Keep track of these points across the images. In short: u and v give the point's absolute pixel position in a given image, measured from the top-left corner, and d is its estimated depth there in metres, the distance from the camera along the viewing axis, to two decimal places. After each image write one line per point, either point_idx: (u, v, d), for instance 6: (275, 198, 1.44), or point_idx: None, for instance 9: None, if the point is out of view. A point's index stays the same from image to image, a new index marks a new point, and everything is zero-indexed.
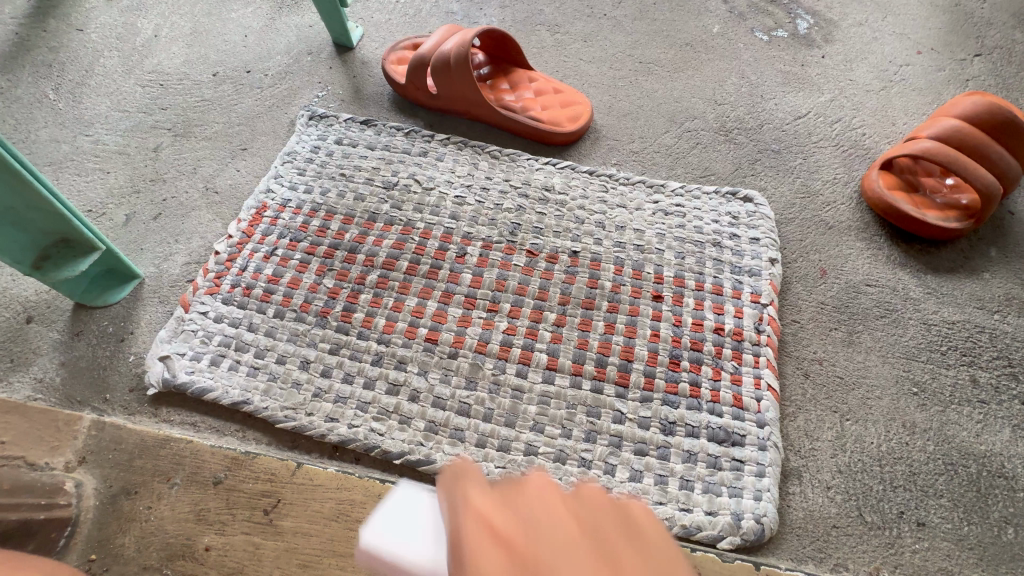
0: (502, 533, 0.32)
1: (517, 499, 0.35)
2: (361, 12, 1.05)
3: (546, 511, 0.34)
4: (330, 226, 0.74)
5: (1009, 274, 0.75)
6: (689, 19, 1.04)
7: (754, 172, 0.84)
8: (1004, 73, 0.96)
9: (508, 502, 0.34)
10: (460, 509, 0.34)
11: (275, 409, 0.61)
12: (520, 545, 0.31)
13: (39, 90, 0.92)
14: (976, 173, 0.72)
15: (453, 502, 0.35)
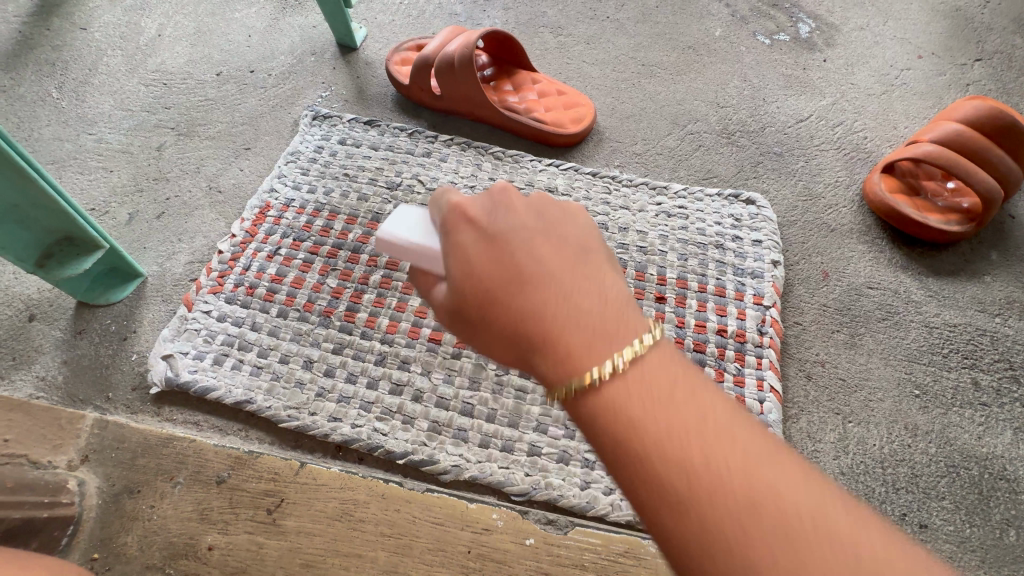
0: (480, 220, 0.34)
1: (492, 205, 0.35)
2: (364, 13, 1.05)
3: (519, 221, 0.34)
4: (333, 226, 0.74)
5: (1010, 278, 0.75)
6: (692, 23, 1.05)
7: (756, 175, 0.85)
8: (1005, 78, 0.96)
9: (485, 206, 0.35)
10: (455, 231, 0.35)
11: (278, 408, 0.60)
12: (491, 229, 0.34)
13: (41, 89, 0.92)
14: (977, 176, 0.73)
15: (446, 221, 0.35)
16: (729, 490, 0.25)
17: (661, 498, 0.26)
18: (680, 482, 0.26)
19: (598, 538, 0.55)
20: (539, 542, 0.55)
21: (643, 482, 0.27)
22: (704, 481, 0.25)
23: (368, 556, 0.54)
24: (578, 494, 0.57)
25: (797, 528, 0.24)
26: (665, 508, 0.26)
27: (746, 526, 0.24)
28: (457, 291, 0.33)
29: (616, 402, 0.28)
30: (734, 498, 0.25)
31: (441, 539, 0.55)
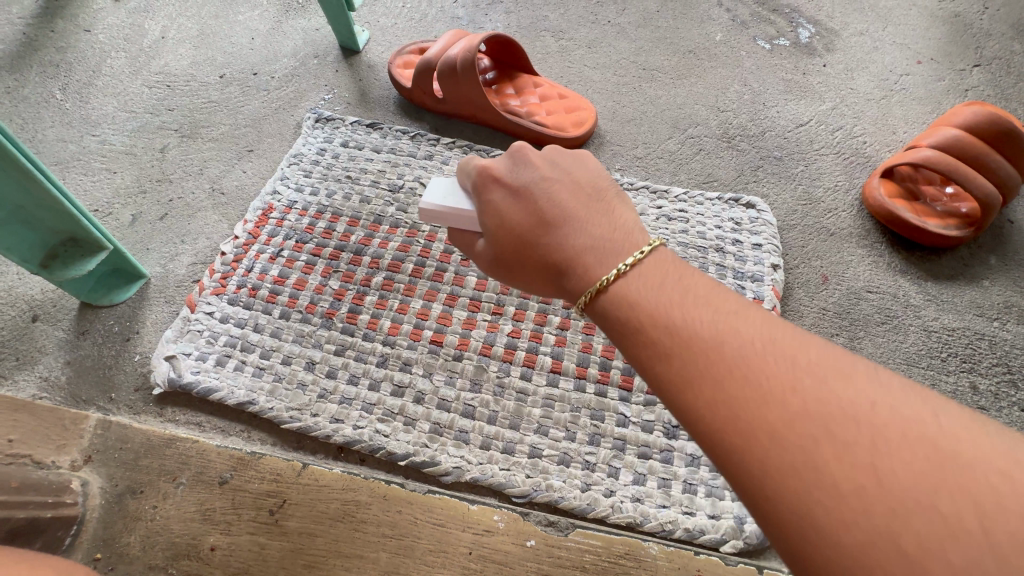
0: (507, 179, 0.46)
1: (516, 165, 0.47)
2: (367, 16, 1.06)
3: (539, 175, 0.46)
4: (336, 228, 0.75)
5: (1008, 282, 0.76)
6: (692, 27, 1.05)
7: (756, 179, 0.85)
8: (1003, 84, 0.97)
9: (511, 168, 0.47)
10: (489, 193, 0.47)
11: (280, 409, 0.61)
12: (517, 185, 0.45)
13: (45, 90, 0.92)
14: (976, 181, 0.73)
15: (480, 187, 0.48)
16: (722, 346, 0.31)
17: (670, 364, 0.32)
18: (682, 346, 0.32)
19: (598, 539, 0.55)
20: (539, 543, 0.55)
21: (653, 354, 0.33)
22: (701, 341, 0.32)
23: (369, 557, 0.54)
24: (578, 496, 0.57)
25: (781, 369, 0.29)
26: (673, 371, 0.32)
27: (739, 370, 0.30)
28: (497, 239, 0.46)
29: (623, 293, 0.37)
30: (726, 350, 0.31)
31: (442, 540, 0.55)
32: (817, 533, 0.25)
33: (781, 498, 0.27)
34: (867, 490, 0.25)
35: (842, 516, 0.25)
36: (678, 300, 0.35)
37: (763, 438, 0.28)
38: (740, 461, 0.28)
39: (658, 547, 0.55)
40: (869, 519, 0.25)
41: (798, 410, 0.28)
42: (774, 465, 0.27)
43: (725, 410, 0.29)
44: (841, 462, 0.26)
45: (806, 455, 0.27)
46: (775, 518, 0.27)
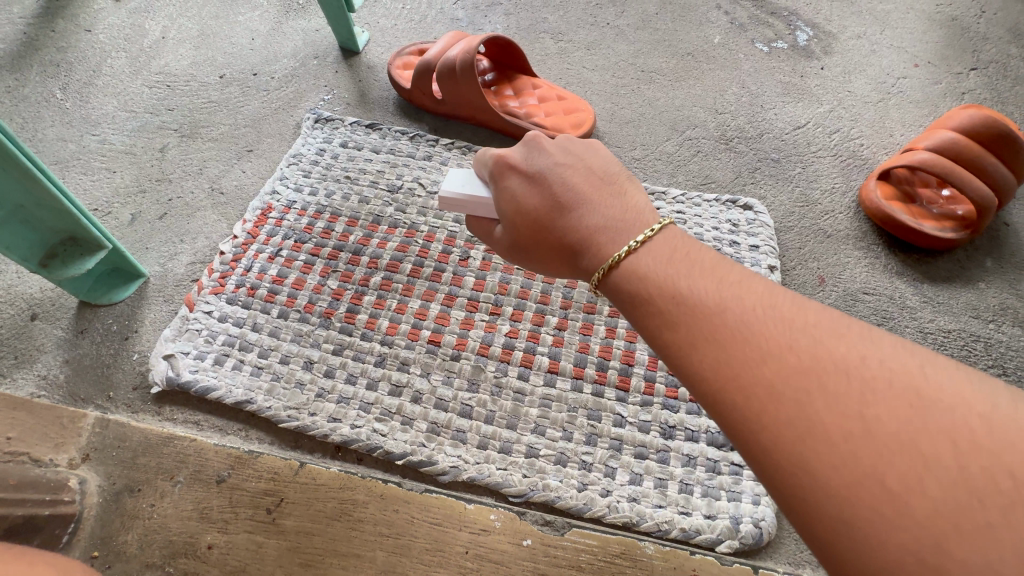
0: (521, 164, 0.48)
1: (530, 152, 0.48)
2: (367, 17, 1.06)
3: (552, 160, 0.47)
4: (334, 228, 0.75)
5: (1004, 284, 0.76)
6: (691, 30, 1.06)
7: (754, 180, 0.86)
8: (1000, 87, 0.98)
9: (524, 154, 0.48)
10: (503, 178, 0.48)
11: (278, 408, 0.61)
12: (530, 170, 0.47)
13: (46, 90, 0.92)
14: (972, 184, 0.73)
15: (495, 172, 0.49)
16: (724, 311, 0.32)
17: (673, 331, 0.33)
18: (687, 313, 0.33)
19: (595, 539, 0.55)
20: (536, 543, 0.55)
21: (658, 323, 0.34)
22: (704, 307, 0.33)
23: (366, 556, 0.54)
24: (575, 496, 0.57)
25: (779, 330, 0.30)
26: (675, 336, 0.33)
27: (740, 332, 0.31)
28: (511, 221, 0.47)
29: (632, 266, 0.38)
30: (728, 315, 0.32)
31: (439, 539, 0.55)
32: (811, 480, 0.26)
33: (777, 451, 0.27)
34: (859, 439, 0.26)
35: (835, 465, 0.26)
36: (683, 270, 0.36)
37: (761, 395, 0.29)
38: (738, 419, 0.29)
39: (654, 547, 0.55)
40: (859, 466, 0.26)
41: (796, 366, 0.29)
42: (772, 420, 0.28)
43: (725, 370, 0.30)
44: (834, 413, 0.27)
45: (802, 408, 0.28)
46: (771, 471, 0.28)
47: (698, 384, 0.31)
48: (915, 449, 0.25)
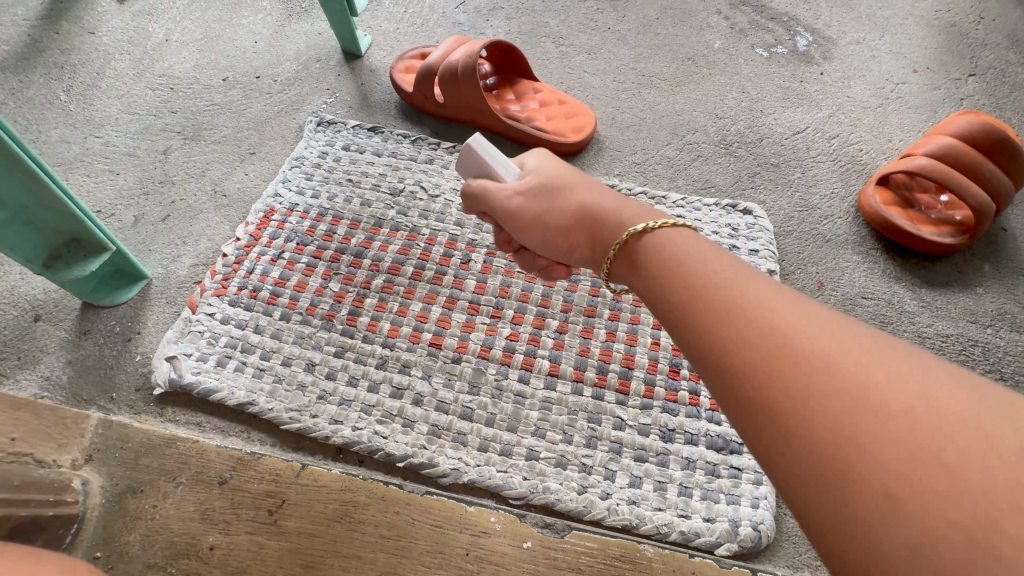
0: (560, 159, 0.52)
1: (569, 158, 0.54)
2: (369, 21, 1.07)
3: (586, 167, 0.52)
4: (336, 231, 0.75)
5: (1002, 290, 0.77)
6: (691, 35, 1.06)
7: (754, 185, 0.86)
8: (998, 93, 0.98)
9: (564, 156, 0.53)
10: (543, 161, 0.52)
11: (280, 410, 0.61)
12: (566, 164, 0.51)
13: (50, 92, 0.93)
14: (970, 191, 0.74)
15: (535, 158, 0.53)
16: (760, 289, 0.32)
17: (703, 304, 0.33)
18: (719, 288, 0.33)
19: (594, 542, 0.56)
20: (536, 545, 0.55)
21: (686, 298, 0.34)
22: (738, 285, 0.33)
23: (367, 557, 0.54)
24: (575, 498, 0.57)
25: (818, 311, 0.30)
26: (704, 308, 0.33)
27: (776, 307, 0.30)
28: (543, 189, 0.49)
29: (657, 249, 0.39)
30: (763, 292, 0.32)
31: (439, 541, 0.55)
32: (855, 449, 0.24)
33: (816, 419, 0.25)
34: (910, 408, 0.24)
35: (884, 432, 0.24)
36: (713, 254, 0.36)
37: (799, 362, 0.27)
38: (772, 387, 0.27)
39: (654, 549, 0.55)
40: (912, 436, 0.23)
41: (839, 340, 0.28)
42: (811, 387, 0.26)
43: (760, 339, 0.29)
44: (883, 384, 0.25)
45: (846, 375, 0.26)
46: (807, 441, 0.25)
47: (728, 353, 0.30)
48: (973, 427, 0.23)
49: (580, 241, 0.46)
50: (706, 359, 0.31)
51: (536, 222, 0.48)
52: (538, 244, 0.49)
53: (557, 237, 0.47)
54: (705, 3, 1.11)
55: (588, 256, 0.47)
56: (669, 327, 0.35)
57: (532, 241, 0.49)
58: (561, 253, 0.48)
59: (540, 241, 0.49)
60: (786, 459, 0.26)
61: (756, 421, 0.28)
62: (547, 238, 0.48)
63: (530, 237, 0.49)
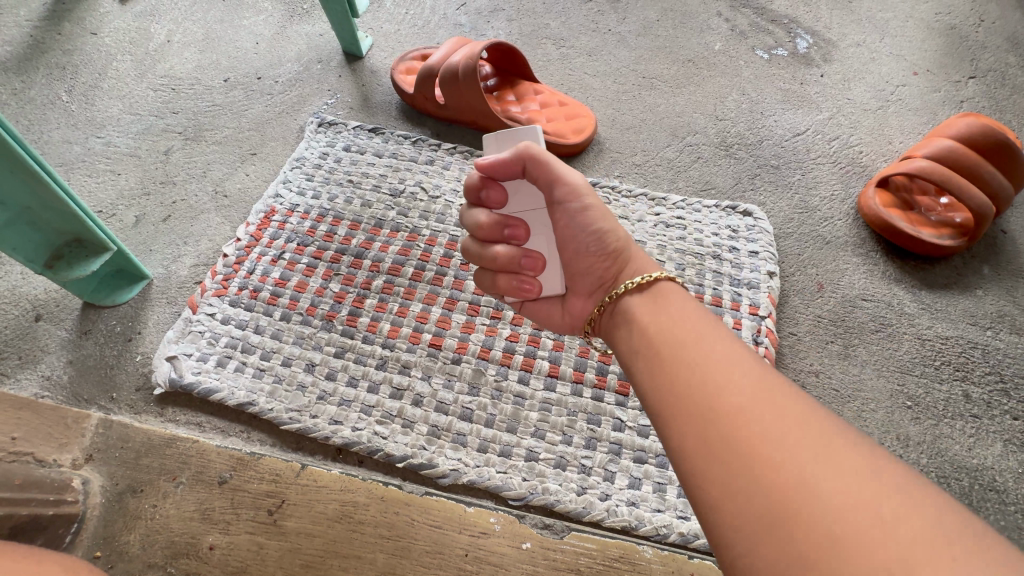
0: None
1: None
2: (370, 22, 1.07)
3: None
4: (337, 232, 0.75)
5: (1001, 292, 0.77)
6: (691, 37, 1.07)
7: (754, 187, 0.86)
8: (998, 95, 0.98)
9: None
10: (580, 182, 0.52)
11: (280, 410, 0.61)
12: None
13: (52, 92, 0.93)
14: (969, 193, 0.74)
15: None
16: (736, 356, 0.38)
17: (686, 361, 0.38)
18: (701, 349, 0.39)
19: (593, 543, 0.56)
20: (535, 546, 0.55)
21: (672, 351, 0.40)
22: (719, 349, 0.38)
23: (366, 558, 0.54)
24: (574, 500, 0.57)
25: (782, 381, 0.36)
26: (687, 365, 0.38)
27: (750, 373, 0.36)
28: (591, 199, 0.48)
29: (649, 302, 0.44)
30: (739, 358, 0.38)
31: (439, 542, 0.55)
32: (805, 496, 0.29)
33: (774, 469, 0.31)
34: (851, 470, 0.30)
35: (830, 484, 0.29)
36: (696, 316, 0.42)
37: (765, 421, 0.33)
38: (739, 439, 0.33)
39: (653, 551, 0.55)
40: (851, 489, 0.29)
41: (799, 409, 0.33)
42: (773, 442, 0.32)
43: (732, 398, 0.35)
44: (831, 448, 0.31)
45: (804, 438, 0.32)
46: (762, 488, 0.31)
47: (704, 405, 0.35)
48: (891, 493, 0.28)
49: (610, 262, 0.48)
50: (680, 408, 0.36)
51: (598, 222, 0.48)
52: (571, 241, 0.49)
53: (599, 246, 0.48)
54: (705, 6, 1.11)
55: (601, 278, 0.48)
56: (647, 376, 0.40)
57: (571, 235, 0.48)
58: (588, 262, 0.48)
59: (582, 239, 0.48)
60: (739, 501, 0.31)
61: (718, 466, 0.33)
62: (592, 240, 0.48)
63: (577, 229, 0.48)
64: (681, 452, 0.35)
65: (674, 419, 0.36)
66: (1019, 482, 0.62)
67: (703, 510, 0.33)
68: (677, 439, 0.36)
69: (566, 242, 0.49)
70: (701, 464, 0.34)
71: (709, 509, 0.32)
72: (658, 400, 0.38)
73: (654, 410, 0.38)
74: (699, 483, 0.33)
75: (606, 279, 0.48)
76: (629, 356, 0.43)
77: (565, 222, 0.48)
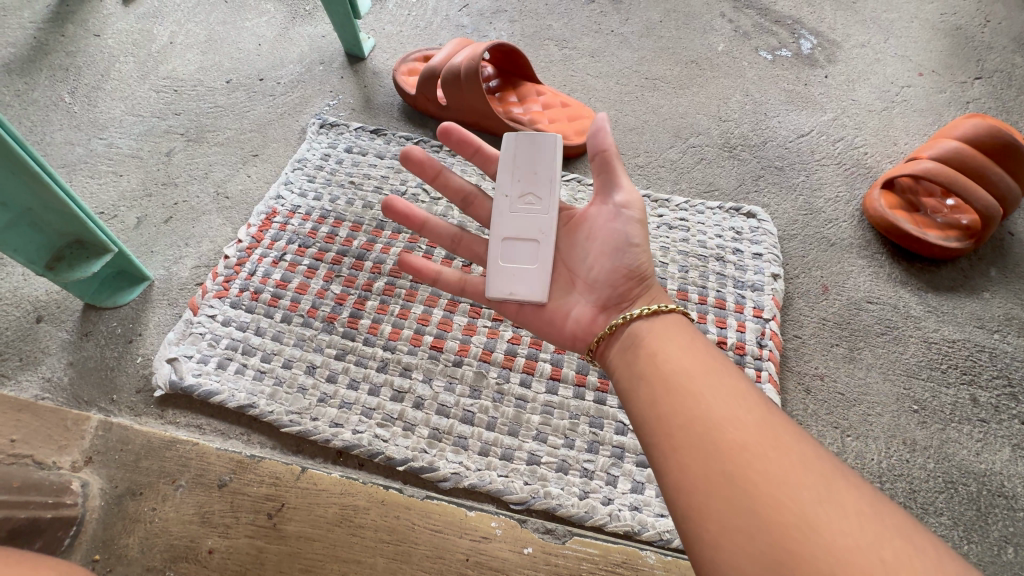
0: None
1: None
2: (373, 23, 1.07)
3: None
4: (338, 233, 0.75)
5: (1009, 295, 0.76)
6: (694, 38, 1.06)
7: (758, 189, 0.86)
8: (1004, 96, 0.97)
9: None
10: None
11: (281, 413, 0.61)
12: None
13: (55, 94, 0.93)
14: (976, 194, 0.73)
15: None
16: (742, 392, 0.38)
17: (692, 391, 0.38)
18: (707, 381, 0.39)
19: (596, 548, 0.55)
20: (537, 551, 0.55)
21: (677, 379, 0.40)
22: (725, 384, 0.39)
23: (366, 562, 0.54)
24: (576, 504, 0.57)
25: (784, 421, 0.36)
26: (692, 396, 0.38)
27: (751, 407, 0.37)
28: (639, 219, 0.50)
29: (658, 332, 0.45)
30: (740, 391, 0.38)
31: (439, 546, 0.55)
32: (807, 536, 0.30)
33: (776, 507, 0.31)
34: (853, 514, 0.30)
35: (832, 526, 0.30)
36: (696, 347, 0.43)
37: (769, 459, 0.33)
38: (741, 475, 0.33)
39: (656, 556, 0.55)
40: (854, 533, 0.29)
41: (803, 450, 0.34)
42: (776, 481, 0.32)
43: (737, 433, 0.35)
44: (833, 491, 0.32)
45: (806, 478, 0.32)
46: (764, 525, 0.31)
47: (707, 438, 0.35)
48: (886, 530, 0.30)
49: (633, 283, 0.48)
50: (681, 437, 0.36)
51: (638, 238, 0.49)
52: (607, 245, 0.49)
53: (630, 263, 0.48)
54: (708, 6, 1.11)
55: (619, 294, 0.48)
56: (647, 403, 0.40)
57: (609, 238, 0.50)
58: (615, 271, 0.49)
59: (620, 245, 0.49)
60: (738, 537, 0.31)
61: (718, 500, 0.33)
62: (628, 252, 0.49)
63: (619, 235, 0.49)
64: (679, 483, 0.35)
65: (675, 449, 0.36)
66: None
67: (697, 543, 0.33)
68: (676, 469, 0.35)
69: (602, 244, 0.50)
70: (701, 496, 0.33)
71: (705, 543, 0.32)
72: (658, 428, 0.38)
73: (653, 439, 0.38)
74: (697, 515, 0.33)
75: (623, 299, 0.48)
76: (630, 381, 0.43)
77: (609, 225, 0.50)
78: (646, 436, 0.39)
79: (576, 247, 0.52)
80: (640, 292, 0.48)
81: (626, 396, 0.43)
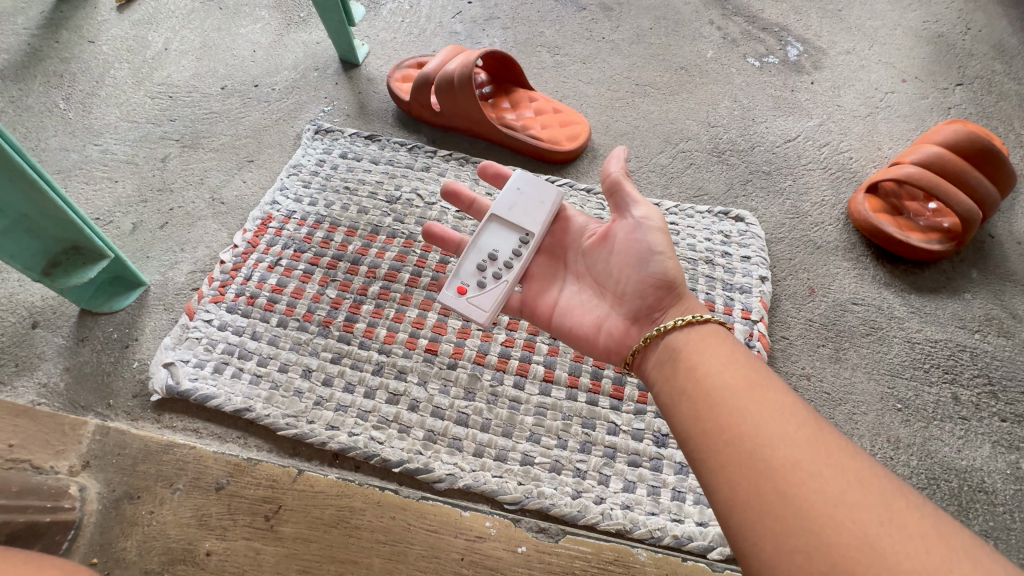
0: None
1: None
2: (367, 30, 1.08)
3: None
4: (333, 238, 0.76)
5: (989, 296, 0.78)
6: (684, 44, 1.08)
7: (746, 193, 0.87)
8: (985, 102, 1.00)
9: None
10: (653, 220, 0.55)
11: (277, 416, 0.62)
12: None
13: (49, 100, 0.94)
14: (958, 198, 0.75)
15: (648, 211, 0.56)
16: (788, 407, 0.38)
17: (736, 406, 0.39)
18: (751, 396, 0.39)
19: (588, 546, 0.56)
20: (531, 550, 0.56)
21: (720, 394, 0.40)
22: (771, 398, 0.39)
23: (363, 562, 0.55)
24: (569, 503, 0.58)
25: (836, 436, 0.36)
26: (736, 411, 0.39)
27: (799, 422, 0.37)
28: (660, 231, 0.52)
29: (695, 342, 0.45)
30: (786, 405, 0.38)
31: (435, 546, 0.55)
32: (872, 559, 0.30)
33: (837, 527, 0.31)
34: (918, 537, 0.30)
35: (899, 549, 0.30)
36: (738, 359, 0.43)
37: (826, 478, 0.33)
38: (796, 493, 0.33)
39: (647, 553, 0.56)
40: (923, 557, 0.29)
41: (860, 468, 0.34)
42: (833, 500, 0.32)
43: (789, 451, 0.35)
44: (895, 510, 0.32)
45: (866, 499, 0.32)
46: (825, 547, 0.31)
47: (757, 455, 0.36)
48: (954, 553, 0.29)
49: (662, 293, 0.50)
50: (727, 454, 0.37)
51: (662, 247, 0.51)
52: (631, 256, 0.52)
53: (658, 272, 0.50)
54: (697, 14, 1.13)
55: (651, 305, 0.50)
56: (691, 418, 0.41)
57: (635, 249, 0.52)
58: (644, 282, 0.50)
59: (645, 256, 0.51)
60: (797, 559, 0.31)
61: (775, 520, 0.33)
62: (653, 261, 0.51)
63: (643, 247, 0.51)
64: (730, 500, 0.35)
65: (722, 465, 0.37)
66: (1008, 482, 0.63)
67: (754, 562, 0.33)
68: (726, 487, 0.36)
69: (628, 255, 0.52)
70: (754, 512, 0.34)
71: (763, 562, 0.33)
72: (704, 444, 0.39)
73: (699, 456, 0.39)
74: (753, 534, 0.34)
75: (655, 310, 0.50)
76: (671, 396, 0.44)
77: (632, 239, 0.52)
78: (692, 452, 0.40)
79: (600, 261, 0.55)
80: (671, 302, 0.50)
81: (668, 411, 0.43)
